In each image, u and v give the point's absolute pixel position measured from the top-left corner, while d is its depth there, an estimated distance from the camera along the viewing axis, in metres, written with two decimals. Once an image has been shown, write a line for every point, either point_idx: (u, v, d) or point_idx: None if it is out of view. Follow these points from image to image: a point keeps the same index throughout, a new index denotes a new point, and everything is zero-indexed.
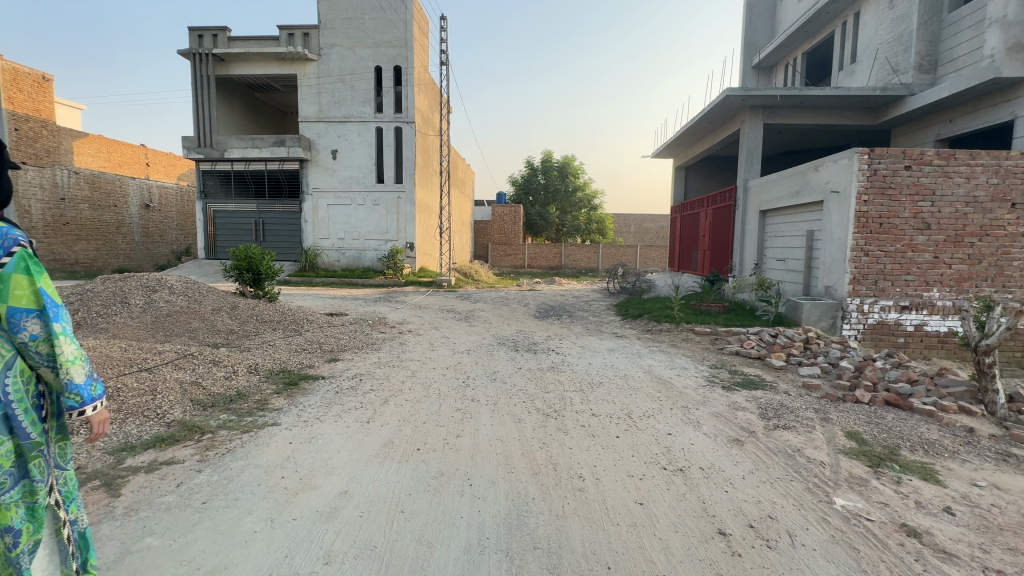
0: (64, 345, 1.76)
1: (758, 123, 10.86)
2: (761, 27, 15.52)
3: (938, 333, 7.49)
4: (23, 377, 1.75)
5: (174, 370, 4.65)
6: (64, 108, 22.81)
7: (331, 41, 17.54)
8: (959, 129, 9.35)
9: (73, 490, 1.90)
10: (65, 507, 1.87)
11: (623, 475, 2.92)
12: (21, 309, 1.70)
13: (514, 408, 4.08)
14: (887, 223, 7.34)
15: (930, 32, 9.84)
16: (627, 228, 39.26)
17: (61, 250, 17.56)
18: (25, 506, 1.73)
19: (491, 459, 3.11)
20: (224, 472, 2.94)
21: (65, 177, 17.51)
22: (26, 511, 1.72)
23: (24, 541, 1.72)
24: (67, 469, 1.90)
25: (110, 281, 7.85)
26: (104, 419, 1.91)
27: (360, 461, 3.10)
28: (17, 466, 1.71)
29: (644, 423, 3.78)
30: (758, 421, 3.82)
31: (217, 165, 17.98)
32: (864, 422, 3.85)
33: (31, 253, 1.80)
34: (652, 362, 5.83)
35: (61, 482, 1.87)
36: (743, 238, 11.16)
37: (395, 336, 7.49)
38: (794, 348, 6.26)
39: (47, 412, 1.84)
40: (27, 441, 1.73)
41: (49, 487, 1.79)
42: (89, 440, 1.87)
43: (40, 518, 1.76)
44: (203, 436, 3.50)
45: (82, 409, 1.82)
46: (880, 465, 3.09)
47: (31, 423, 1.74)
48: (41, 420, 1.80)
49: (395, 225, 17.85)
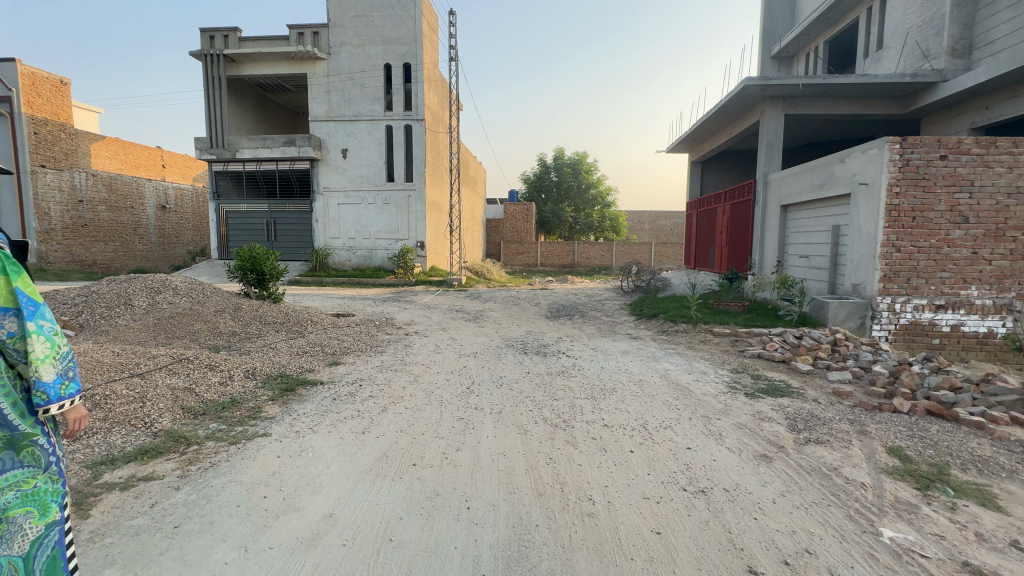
0: (35, 343, 1.64)
1: (778, 114, 10.40)
2: (780, 16, 14.99)
3: (977, 334, 6.99)
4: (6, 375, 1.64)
5: (167, 376, 4.48)
6: (81, 112, 23.16)
7: (340, 40, 17.43)
8: (997, 117, 8.80)
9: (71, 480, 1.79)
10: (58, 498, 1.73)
11: (638, 498, 2.62)
12: None
13: (520, 417, 3.81)
14: (920, 217, 6.88)
15: (964, 14, 9.27)
16: (641, 225, 38.64)
17: (80, 252, 17.77)
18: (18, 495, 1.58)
19: (493, 478, 2.84)
20: (203, 490, 2.71)
21: (83, 179, 17.75)
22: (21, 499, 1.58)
23: (32, 527, 1.60)
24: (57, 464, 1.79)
25: (115, 282, 7.76)
26: (81, 414, 1.80)
27: (349, 478, 2.87)
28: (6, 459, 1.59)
29: (660, 435, 3.48)
30: (786, 434, 3.48)
31: (229, 166, 18.01)
32: (906, 435, 3.49)
33: (6, 249, 1.69)
34: (669, 366, 5.50)
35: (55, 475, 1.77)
36: (764, 234, 10.69)
37: (402, 337, 7.28)
38: (822, 351, 5.86)
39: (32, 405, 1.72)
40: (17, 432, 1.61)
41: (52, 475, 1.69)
42: (67, 436, 1.76)
43: (47, 502, 1.64)
44: (188, 448, 3.30)
45: (49, 407, 1.65)
46: (930, 488, 2.74)
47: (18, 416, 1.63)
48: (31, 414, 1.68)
49: (406, 224, 17.69)
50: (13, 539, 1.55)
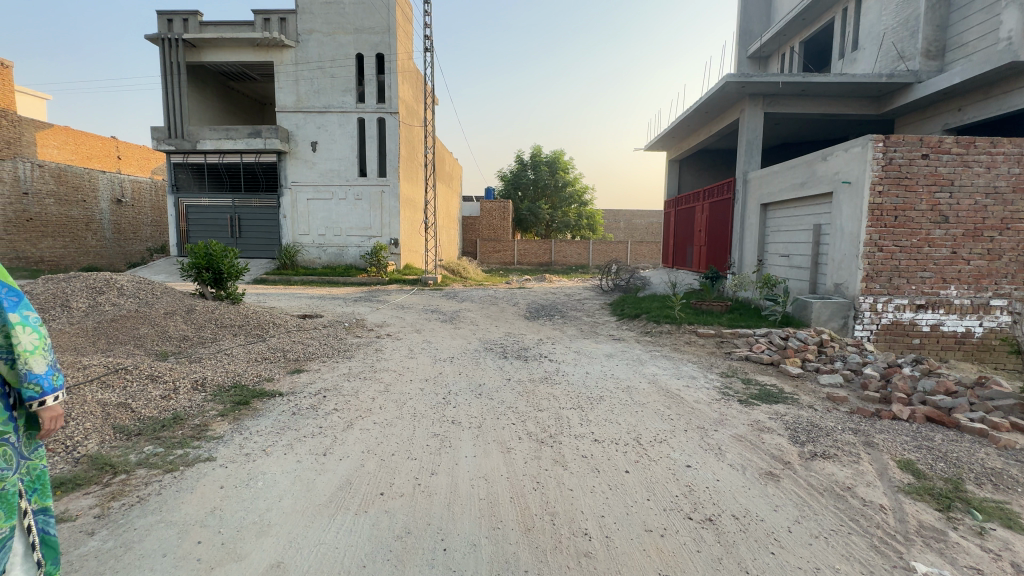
0: (22, 336, 1.74)
1: (758, 112, 10.32)
2: (757, 16, 15.01)
3: (956, 333, 7.00)
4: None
5: (98, 390, 3.92)
6: (26, 98, 21.56)
7: (309, 27, 16.63)
8: (968, 119, 8.94)
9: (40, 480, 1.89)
10: (27, 496, 1.84)
11: (639, 531, 2.30)
12: None
13: (501, 433, 3.44)
14: (902, 216, 6.82)
15: (938, 16, 9.34)
16: (617, 224, 38.68)
17: (24, 248, 16.39)
18: None
19: (473, 509, 2.48)
20: (124, 535, 2.26)
21: (28, 170, 16.41)
22: None
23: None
24: (32, 458, 1.86)
25: (52, 281, 7.02)
26: (58, 413, 1.87)
27: (305, 513, 2.45)
28: None
29: (655, 451, 3.18)
30: (791, 448, 3.21)
31: (190, 157, 17.06)
32: (912, 446, 3.26)
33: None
34: (657, 371, 5.23)
35: (25, 471, 1.83)
36: (744, 233, 10.61)
37: (373, 340, 6.80)
38: (809, 352, 5.70)
39: (12, 402, 1.81)
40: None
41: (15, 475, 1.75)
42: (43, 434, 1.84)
43: (14, 502, 1.75)
44: (113, 479, 2.80)
45: (42, 399, 1.80)
46: (952, 510, 2.50)
47: None
48: (8, 408, 1.77)
49: (379, 220, 17.05)
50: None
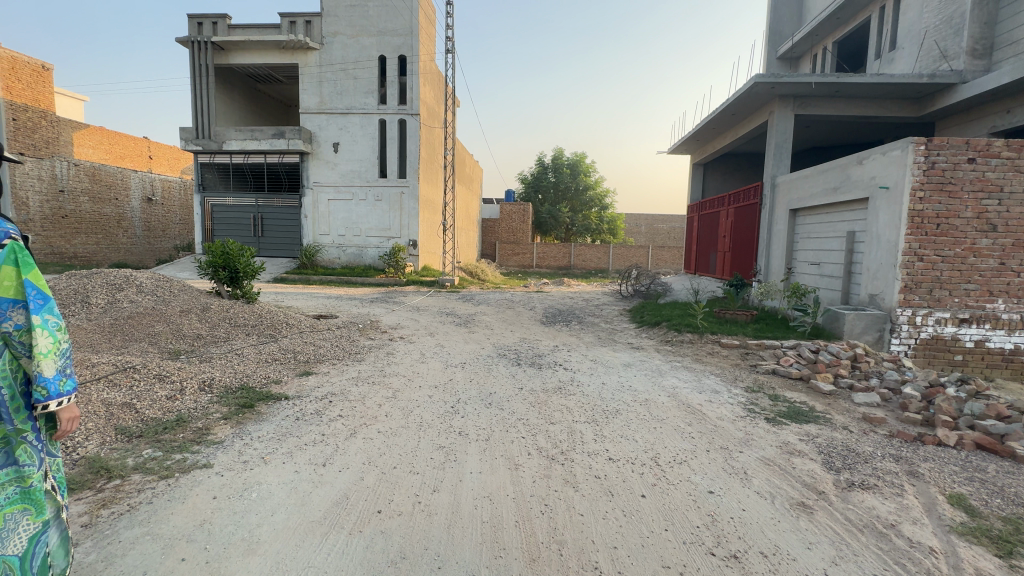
0: (40, 337, 1.73)
1: (789, 114, 9.91)
2: (788, 16, 14.54)
3: (1003, 350, 6.54)
4: (10, 368, 1.74)
5: (105, 389, 3.89)
6: (64, 99, 22.40)
7: (334, 29, 16.82)
8: (1016, 122, 8.40)
9: (63, 478, 1.92)
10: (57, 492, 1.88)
11: (655, 567, 2.09)
12: (6, 300, 1.71)
13: (509, 448, 3.25)
14: (945, 224, 6.39)
15: (985, 13, 8.82)
16: (638, 228, 38.27)
17: (59, 243, 16.94)
18: (17, 489, 1.73)
19: (475, 534, 2.29)
20: (107, 548, 2.14)
21: (64, 169, 16.95)
22: (16, 494, 1.72)
23: (30, 523, 1.75)
24: (55, 456, 1.90)
25: (74, 277, 7.13)
26: (75, 413, 1.86)
27: (296, 531, 2.31)
28: (3, 453, 1.70)
29: (675, 473, 2.95)
30: (825, 476, 2.94)
31: (216, 158, 17.40)
32: (963, 479, 2.95)
33: (21, 244, 1.80)
34: (677, 384, 4.96)
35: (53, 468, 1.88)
36: (771, 239, 10.20)
37: (385, 343, 6.67)
38: (843, 368, 5.34)
39: None
40: (12, 427, 1.72)
41: (41, 472, 1.79)
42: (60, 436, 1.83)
43: (42, 500, 1.78)
44: (108, 484, 2.70)
45: (47, 403, 1.75)
46: (1014, 556, 2.20)
47: (15, 410, 1.73)
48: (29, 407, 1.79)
49: (398, 221, 17.08)
50: (14, 534, 1.71)
